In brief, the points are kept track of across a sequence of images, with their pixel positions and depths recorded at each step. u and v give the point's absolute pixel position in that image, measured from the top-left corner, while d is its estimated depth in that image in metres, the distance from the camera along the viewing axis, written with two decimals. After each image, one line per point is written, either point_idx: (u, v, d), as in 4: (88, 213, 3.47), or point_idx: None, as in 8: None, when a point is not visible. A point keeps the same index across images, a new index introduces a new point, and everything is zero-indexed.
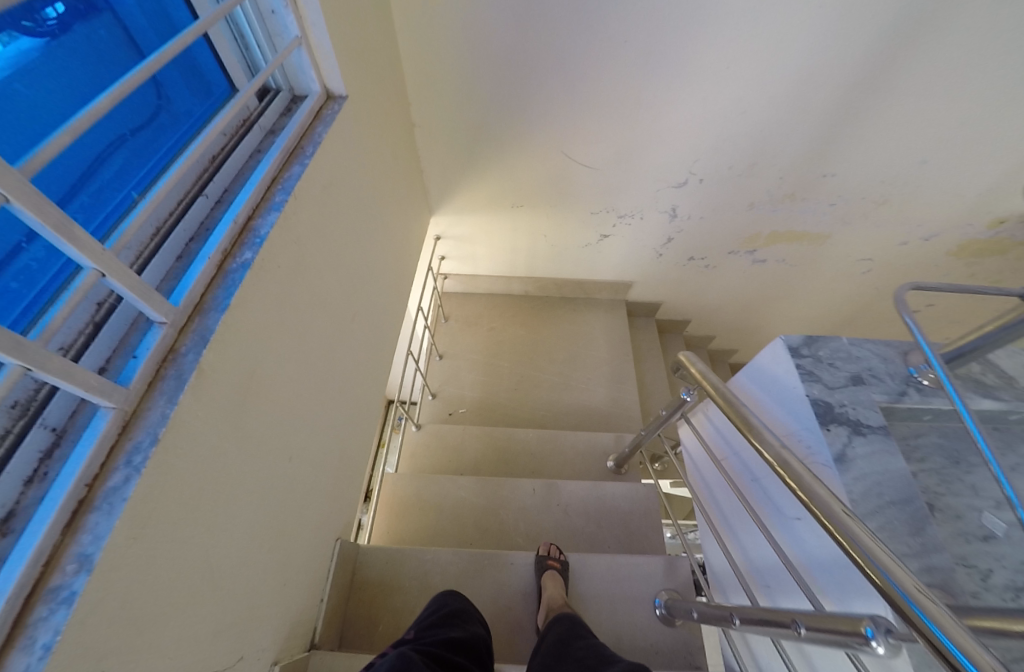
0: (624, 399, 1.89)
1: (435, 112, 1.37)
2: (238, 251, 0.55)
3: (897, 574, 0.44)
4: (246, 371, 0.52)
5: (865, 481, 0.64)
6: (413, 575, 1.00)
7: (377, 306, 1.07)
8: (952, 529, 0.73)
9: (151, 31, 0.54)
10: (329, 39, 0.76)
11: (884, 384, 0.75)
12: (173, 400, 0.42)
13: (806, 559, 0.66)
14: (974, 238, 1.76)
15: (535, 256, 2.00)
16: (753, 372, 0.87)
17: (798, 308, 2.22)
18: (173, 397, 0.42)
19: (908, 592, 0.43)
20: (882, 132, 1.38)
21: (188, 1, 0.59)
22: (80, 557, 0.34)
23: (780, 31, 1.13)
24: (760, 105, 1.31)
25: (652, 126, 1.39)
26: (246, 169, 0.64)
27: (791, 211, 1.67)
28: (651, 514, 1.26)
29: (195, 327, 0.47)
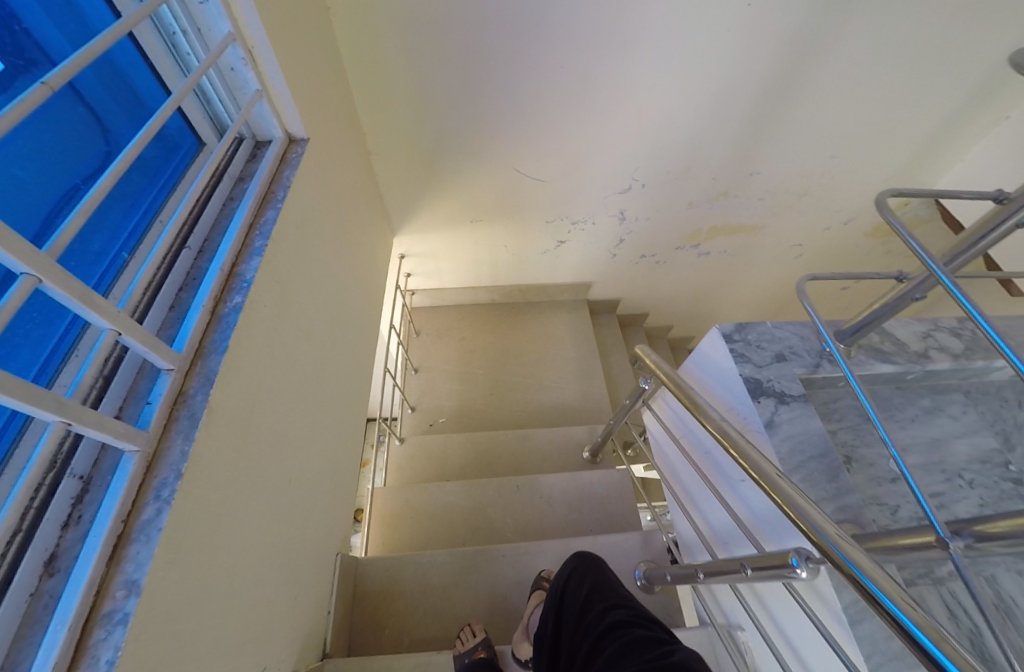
0: (594, 393, 2.01)
1: (390, 139, 1.42)
2: (228, 296, 0.60)
3: (822, 524, 0.54)
4: (247, 404, 0.58)
5: (790, 441, 0.76)
6: (412, 580, 1.06)
7: (353, 329, 1.12)
8: (866, 475, 0.88)
9: (116, 103, 0.58)
10: (287, 89, 0.82)
11: (803, 359, 0.88)
12: (189, 438, 0.47)
13: (753, 515, 0.77)
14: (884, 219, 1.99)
15: (499, 265, 2.08)
16: (698, 359, 0.99)
17: (743, 293, 2.43)
18: (190, 435, 0.47)
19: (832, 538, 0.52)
20: (793, 134, 1.56)
21: (159, 78, 0.66)
22: (128, 583, 0.39)
23: (696, 53, 1.28)
24: (687, 116, 1.46)
25: (595, 140, 1.51)
26: (222, 218, 0.69)
27: (726, 207, 1.85)
28: (626, 496, 1.38)
29: (199, 370, 0.52)
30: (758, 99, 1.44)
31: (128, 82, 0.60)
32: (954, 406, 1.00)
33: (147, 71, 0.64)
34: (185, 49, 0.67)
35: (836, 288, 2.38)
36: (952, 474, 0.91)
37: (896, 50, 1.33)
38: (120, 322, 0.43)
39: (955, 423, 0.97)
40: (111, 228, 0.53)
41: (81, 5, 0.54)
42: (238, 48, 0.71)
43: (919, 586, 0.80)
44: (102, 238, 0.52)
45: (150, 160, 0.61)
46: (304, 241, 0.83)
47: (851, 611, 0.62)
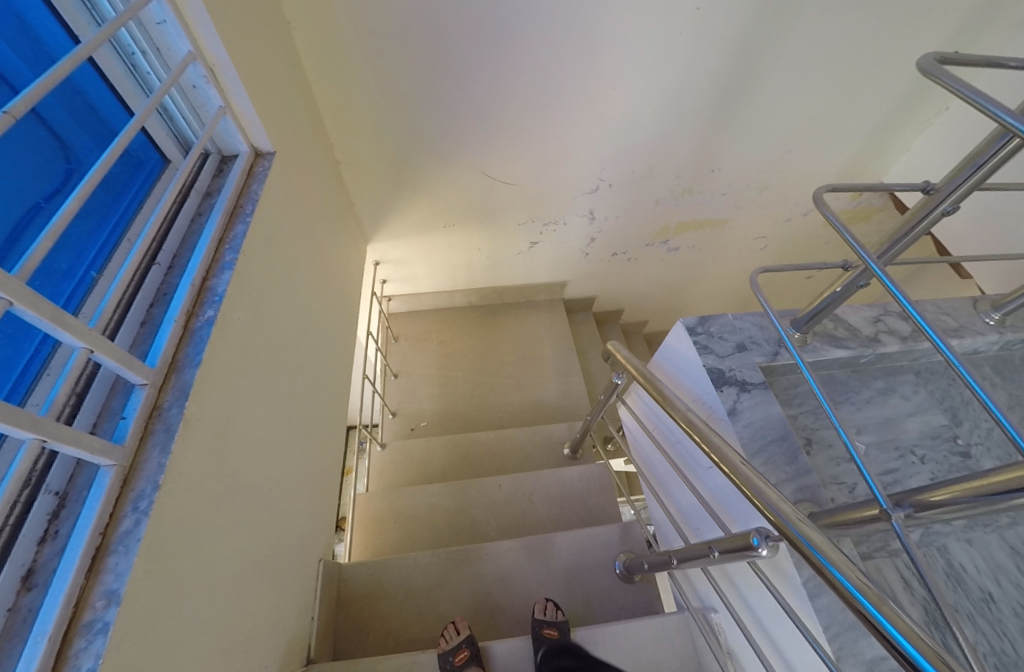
0: (573, 390, 2.06)
1: (359, 147, 1.43)
2: (200, 310, 0.61)
3: (779, 505, 0.57)
4: (223, 416, 0.59)
5: (751, 426, 0.80)
6: (396, 581, 1.09)
7: (328, 337, 1.13)
8: (825, 456, 0.90)
9: (77, 124, 0.58)
10: (251, 104, 0.82)
11: (762, 347, 0.92)
12: (166, 451, 0.48)
13: (720, 498, 0.82)
14: (840, 210, 2.10)
15: (474, 268, 2.11)
16: (666, 353, 1.04)
17: (711, 287, 2.52)
18: (166, 447, 0.48)
19: (789, 518, 0.56)
20: (748, 133, 1.64)
21: (121, 99, 0.65)
22: (108, 593, 0.40)
23: (652, 57, 1.33)
24: (648, 118, 1.52)
25: (561, 143, 1.55)
26: (191, 233, 0.69)
27: (691, 204, 1.92)
28: (606, 488, 1.42)
29: (174, 384, 0.53)
30: (713, 101, 1.51)
31: (90, 103, 0.61)
32: (905, 386, 1.03)
33: (108, 91, 0.64)
34: (145, 68, 0.68)
35: (799, 277, 2.50)
36: (905, 451, 0.94)
37: (836, 53, 1.42)
38: (93, 340, 0.43)
39: (907, 402, 1.00)
40: (78, 247, 0.53)
41: (37, 27, 0.54)
42: (199, 66, 0.72)
43: (876, 559, 0.81)
44: (70, 257, 0.52)
45: (115, 178, 0.61)
46: (275, 253, 0.83)
47: (808, 584, 0.66)
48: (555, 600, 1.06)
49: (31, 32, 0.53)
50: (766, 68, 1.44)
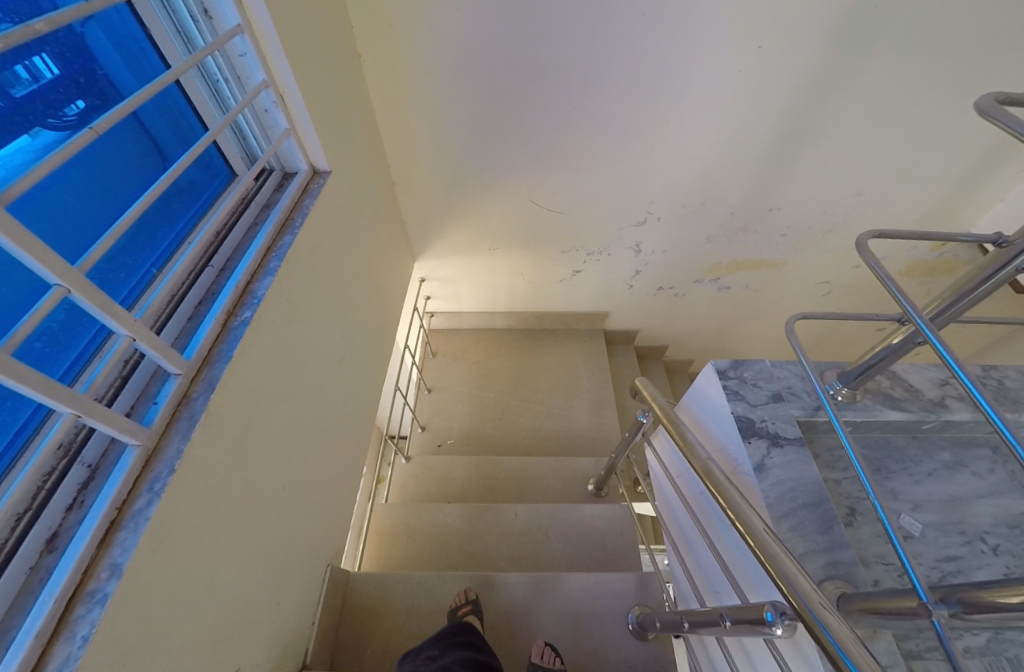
0: (605, 424, 1.98)
1: (414, 173, 1.54)
2: (239, 311, 0.68)
3: (802, 586, 0.50)
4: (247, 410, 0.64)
5: (781, 486, 0.72)
6: (399, 598, 1.09)
7: (361, 348, 1.19)
8: (871, 530, 0.79)
9: (170, 137, 0.68)
10: (313, 129, 0.94)
11: (801, 400, 0.83)
12: (185, 437, 0.53)
13: (739, 563, 0.75)
14: (920, 258, 1.90)
15: (516, 292, 2.14)
16: (696, 395, 0.97)
17: (767, 330, 2.35)
18: (186, 434, 0.53)
19: (811, 602, 0.49)
20: (812, 170, 1.55)
21: (200, 116, 0.76)
22: (112, 566, 0.44)
23: (705, 95, 1.33)
24: (700, 153, 1.49)
25: (607, 175, 1.56)
26: (245, 241, 0.79)
27: (746, 242, 1.83)
28: (627, 533, 1.34)
29: (204, 376, 0.59)
30: (773, 138, 1.45)
31: (178, 120, 0.71)
32: (978, 463, 0.88)
33: (192, 111, 0.75)
34: (226, 93, 0.79)
35: (872, 328, 2.27)
36: (972, 538, 0.80)
37: (918, 91, 1.32)
38: (136, 328, 0.50)
39: (978, 482, 0.86)
40: (147, 246, 0.62)
41: (142, 55, 0.65)
42: (270, 93, 0.84)
43: (925, 661, 0.68)
44: (137, 254, 0.60)
45: (189, 192, 0.71)
46: (314, 266, 0.91)
47: None
48: (556, 647, 1.00)
49: (136, 59, 0.63)
50: (835, 107, 1.37)
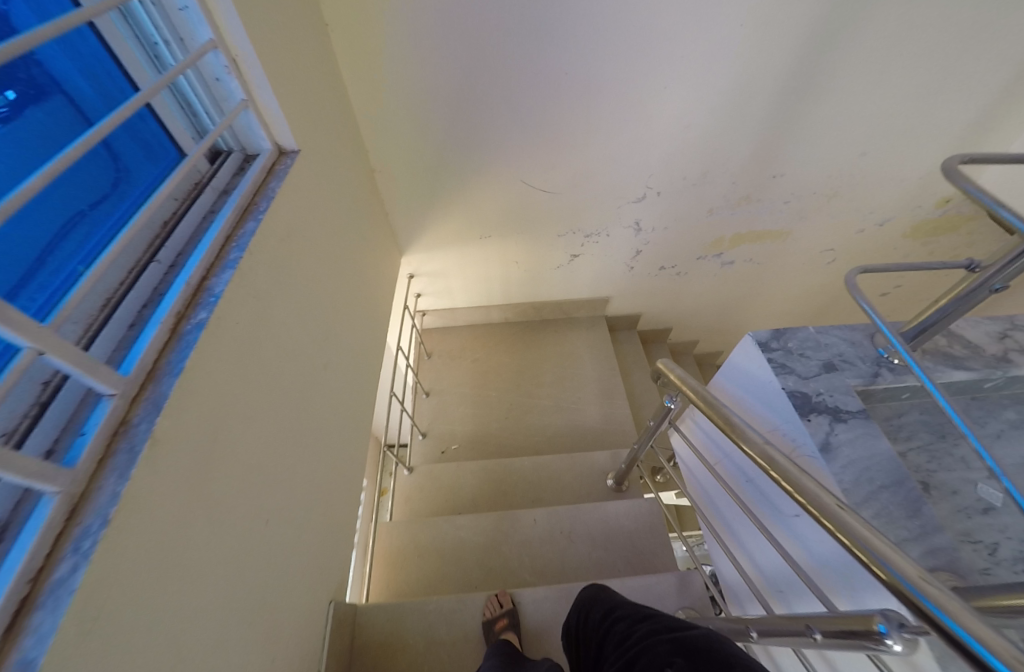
0: (617, 414, 1.88)
1: (395, 158, 1.41)
2: (192, 312, 0.60)
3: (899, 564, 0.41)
4: (178, 430, 0.52)
5: (854, 467, 0.62)
6: (416, 629, 0.98)
7: (346, 352, 1.07)
8: (949, 506, 0.69)
9: (96, 106, 0.58)
10: (275, 100, 0.83)
11: (857, 368, 0.73)
12: (124, 477, 0.45)
13: (815, 561, 0.66)
14: (926, 219, 1.83)
15: (511, 282, 2.03)
16: (730, 372, 0.86)
17: (772, 304, 2.28)
18: (124, 473, 0.45)
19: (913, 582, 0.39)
20: (816, 130, 1.47)
21: (127, 74, 0.64)
22: (22, 661, 0.35)
23: (704, 53, 1.22)
24: (700, 117, 1.39)
25: (603, 148, 1.45)
26: (199, 231, 0.70)
27: (749, 212, 1.74)
28: (656, 529, 1.25)
29: (147, 395, 0.51)
30: (776, 98, 1.36)
31: (102, 82, 0.60)
32: None
33: (121, 74, 0.63)
34: (167, 57, 0.68)
35: (877, 293, 2.21)
36: None
37: (928, 37, 1.23)
38: (50, 344, 0.41)
39: None
40: (76, 241, 0.52)
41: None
42: (220, 56, 0.73)
43: None
44: (61, 249, 0.50)
45: (124, 173, 0.61)
46: (279, 259, 0.78)
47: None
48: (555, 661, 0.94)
49: None
50: (841, 60, 1.28)
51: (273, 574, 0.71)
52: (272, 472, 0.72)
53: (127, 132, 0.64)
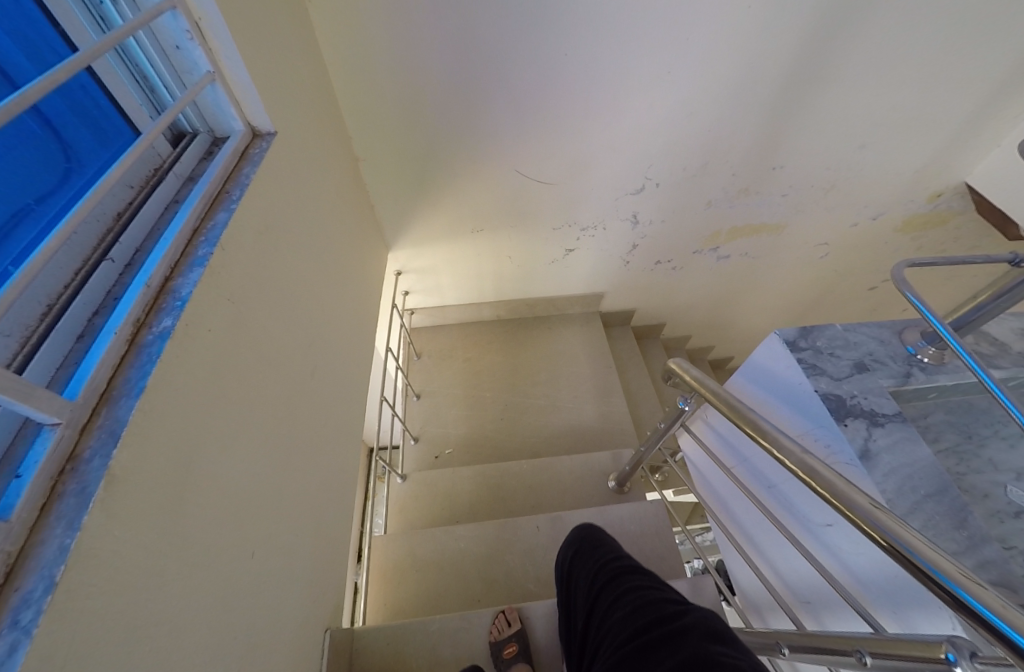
0: (614, 412, 1.84)
1: (381, 147, 1.32)
2: (154, 319, 0.52)
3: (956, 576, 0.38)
4: (128, 461, 0.44)
5: (896, 476, 0.58)
6: (418, 652, 0.91)
7: (333, 356, 0.98)
8: (982, 509, 0.63)
9: (22, 71, 0.48)
10: (246, 74, 0.73)
11: (888, 368, 0.70)
12: (73, 527, 0.39)
13: (851, 574, 0.63)
14: (916, 212, 1.84)
15: (503, 278, 1.96)
16: (750, 371, 0.82)
17: (765, 298, 2.28)
18: (75, 522, 0.39)
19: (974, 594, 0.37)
20: (817, 121, 1.43)
21: (63, 35, 0.53)
22: None
23: (710, 37, 1.16)
24: (703, 106, 1.34)
25: (603, 138, 1.39)
26: (160, 224, 0.61)
27: (747, 205, 1.72)
28: (662, 533, 1.21)
29: (101, 423, 0.45)
30: (777, 87, 1.32)
31: (28, 41, 0.49)
32: None
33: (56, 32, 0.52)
34: (115, 18, 0.58)
35: (865, 286, 2.24)
36: None
37: (930, 26, 1.21)
38: None
39: None
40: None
41: None
42: (180, 17, 0.63)
43: None
44: None
45: (67, 158, 0.53)
46: (254, 254, 0.69)
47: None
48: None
49: None
50: (845, 49, 1.24)
51: (258, 613, 0.63)
52: (253, 498, 0.63)
53: (67, 107, 0.54)
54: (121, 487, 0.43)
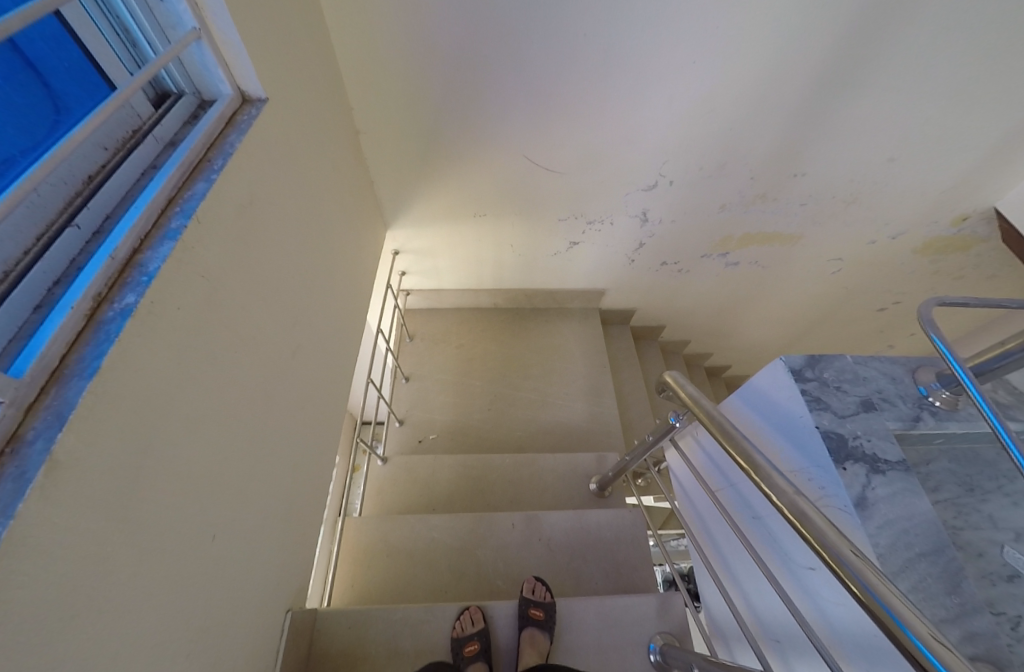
0: (604, 413, 1.80)
1: (384, 121, 1.24)
2: (117, 294, 0.47)
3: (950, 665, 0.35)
4: (77, 448, 0.40)
5: (891, 529, 0.55)
6: (379, 641, 0.89)
7: (316, 336, 0.93)
8: (975, 568, 0.61)
9: None
10: (237, 33, 0.66)
11: (897, 409, 0.66)
12: (6, 516, 0.35)
13: (826, 621, 0.60)
14: (938, 235, 1.78)
15: (504, 266, 1.90)
16: (748, 395, 0.78)
17: (769, 308, 2.23)
18: (7, 510, 0.35)
19: None
20: (847, 131, 1.35)
21: None
22: None
23: (742, 30, 1.07)
24: (727, 104, 1.26)
25: (618, 129, 1.31)
26: (134, 190, 0.56)
27: (763, 212, 1.66)
28: (638, 541, 1.19)
29: (49, 404, 0.40)
30: (808, 91, 1.23)
31: None
32: None
33: None
34: None
35: (874, 306, 2.19)
36: None
37: (983, 41, 1.12)
38: None
39: None
40: None
41: None
42: None
43: None
44: None
45: (35, 114, 0.47)
46: (232, 224, 0.63)
47: None
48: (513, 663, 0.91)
49: None
50: (887, 56, 1.15)
51: (217, 602, 0.60)
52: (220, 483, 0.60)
53: (33, 56, 0.48)
54: (65, 475, 0.39)
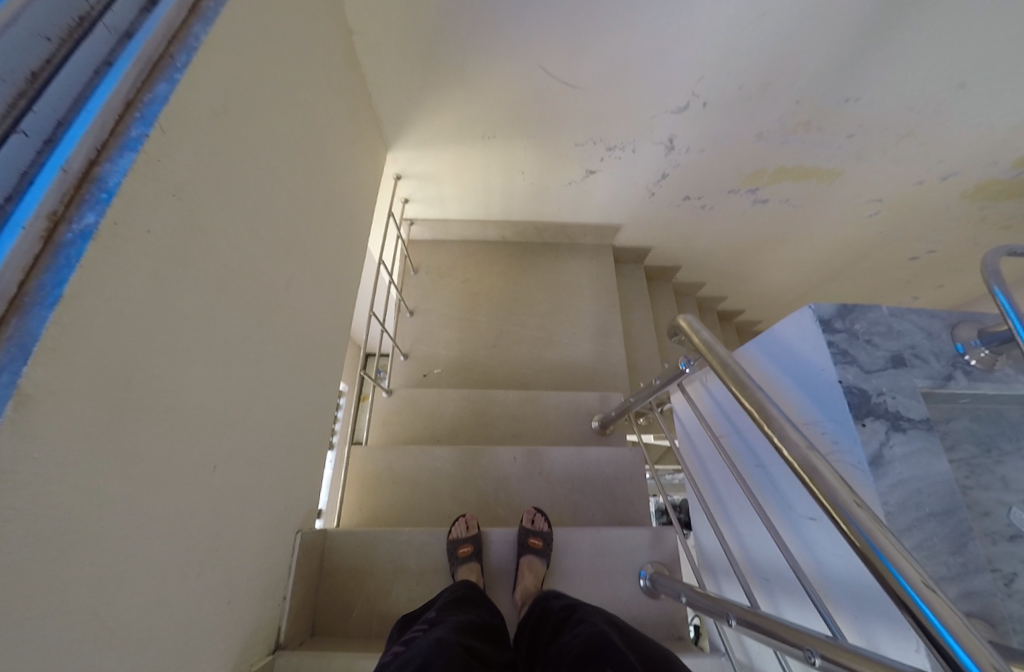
0: (611, 353, 1.78)
1: (379, 17, 1.07)
2: (73, 211, 0.39)
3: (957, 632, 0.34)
4: (45, 379, 0.38)
5: (902, 488, 0.54)
6: (386, 559, 0.96)
7: (311, 266, 0.88)
8: (978, 528, 0.60)
9: None
10: None
11: (928, 367, 0.62)
12: None
13: (819, 568, 0.62)
14: (994, 178, 1.61)
15: (514, 196, 1.77)
16: (768, 344, 0.74)
17: (793, 252, 2.11)
18: None
19: None
20: (918, 48, 1.16)
21: None
22: None
23: None
24: (783, 7, 1.06)
25: (650, 36, 1.13)
26: (83, 58, 0.41)
27: (803, 143, 1.49)
28: (636, 479, 1.23)
29: (10, 339, 0.34)
30: None
31: None
32: None
33: None
34: None
35: (905, 254, 2.06)
36: None
37: None
38: None
39: None
40: None
41: None
42: None
43: None
44: None
45: None
46: (201, 137, 0.55)
47: None
48: (509, 584, 0.98)
49: None
50: None
51: (226, 525, 0.63)
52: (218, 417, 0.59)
53: None
54: (34, 410, 0.37)
